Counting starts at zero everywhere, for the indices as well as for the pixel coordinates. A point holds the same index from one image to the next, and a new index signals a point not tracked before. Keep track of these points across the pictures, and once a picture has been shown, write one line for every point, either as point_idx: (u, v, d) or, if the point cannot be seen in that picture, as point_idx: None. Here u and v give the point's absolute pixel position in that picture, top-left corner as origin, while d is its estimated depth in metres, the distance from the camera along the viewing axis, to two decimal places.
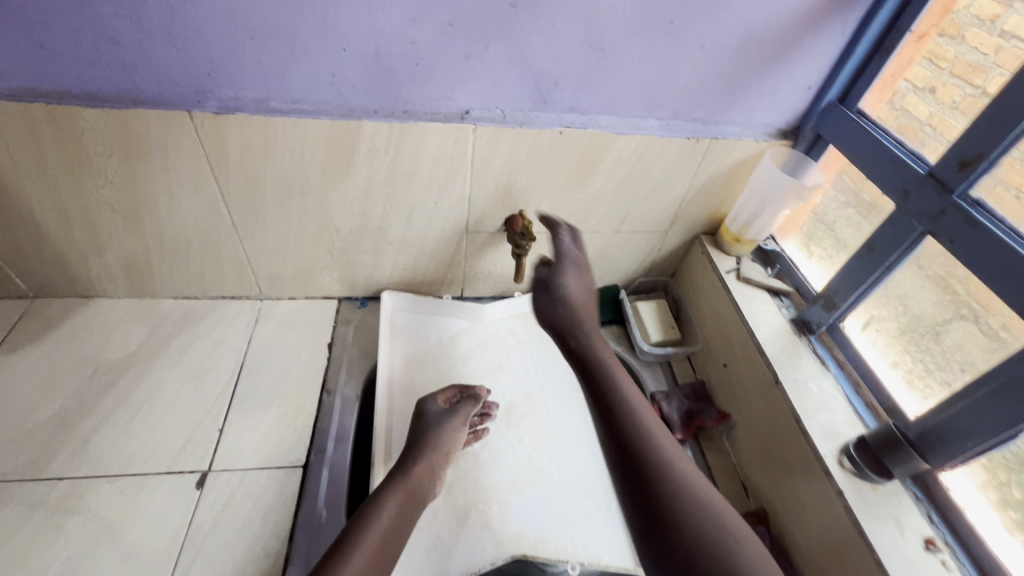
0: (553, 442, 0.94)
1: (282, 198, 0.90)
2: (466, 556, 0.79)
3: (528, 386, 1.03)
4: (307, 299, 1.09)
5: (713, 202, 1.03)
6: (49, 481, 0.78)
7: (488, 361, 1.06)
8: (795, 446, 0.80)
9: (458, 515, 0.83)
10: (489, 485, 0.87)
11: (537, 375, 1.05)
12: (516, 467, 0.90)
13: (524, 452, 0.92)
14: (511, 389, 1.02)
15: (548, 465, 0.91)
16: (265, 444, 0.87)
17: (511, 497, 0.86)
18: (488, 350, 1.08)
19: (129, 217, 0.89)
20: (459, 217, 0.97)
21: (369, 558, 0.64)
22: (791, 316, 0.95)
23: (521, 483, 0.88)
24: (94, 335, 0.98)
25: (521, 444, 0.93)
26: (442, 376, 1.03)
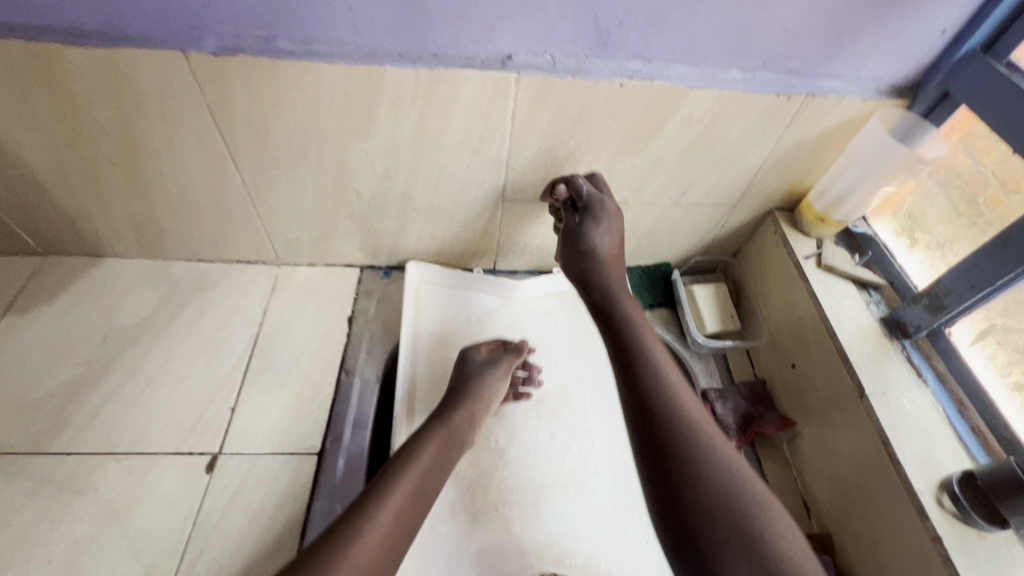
0: (590, 440, 0.84)
1: (295, 156, 0.79)
2: (489, 567, 0.71)
3: (565, 374, 0.92)
4: (327, 267, 1.00)
5: (796, 173, 0.86)
6: (57, 457, 0.75)
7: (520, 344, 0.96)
8: (881, 474, 0.67)
9: (482, 519, 0.75)
10: (518, 487, 0.79)
11: (573, 362, 0.94)
12: (547, 467, 0.81)
13: (557, 452, 0.83)
14: (544, 376, 0.91)
15: (583, 467, 0.82)
16: (279, 428, 0.81)
17: (542, 502, 0.78)
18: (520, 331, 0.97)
19: (132, 172, 0.81)
20: (495, 183, 0.85)
21: (396, 519, 0.58)
22: (881, 315, 0.80)
23: (553, 487, 0.79)
24: (105, 299, 0.92)
25: (553, 441, 0.84)
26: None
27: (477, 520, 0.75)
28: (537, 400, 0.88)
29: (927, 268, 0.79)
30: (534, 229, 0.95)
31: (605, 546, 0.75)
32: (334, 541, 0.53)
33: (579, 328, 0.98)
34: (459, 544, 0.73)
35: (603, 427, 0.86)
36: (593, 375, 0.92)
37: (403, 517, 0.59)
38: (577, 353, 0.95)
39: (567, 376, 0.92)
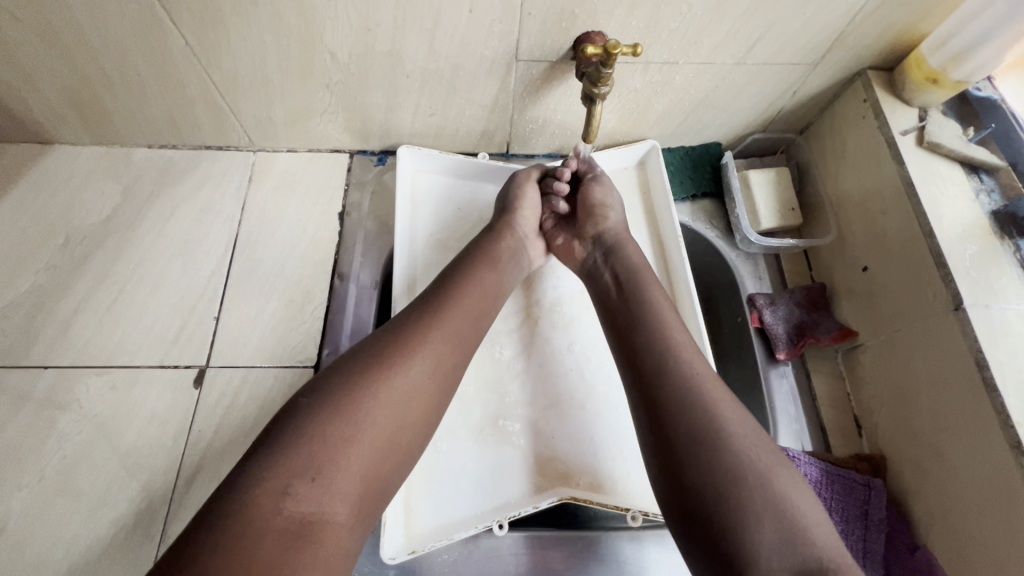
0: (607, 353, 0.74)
1: (242, 2, 0.60)
2: (500, 488, 0.65)
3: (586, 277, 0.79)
4: (311, 152, 0.85)
5: (910, 15, 0.64)
6: (34, 371, 0.69)
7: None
8: (968, 400, 0.57)
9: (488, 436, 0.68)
10: (525, 403, 0.71)
11: None
12: (561, 382, 0.72)
13: (568, 363, 0.73)
14: (563, 281, 0.79)
15: (597, 381, 0.72)
16: (269, 339, 0.73)
17: (551, 418, 0.70)
18: None
19: (42, 30, 0.63)
20: (506, 38, 0.65)
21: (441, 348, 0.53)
22: (992, 207, 0.64)
23: (565, 401, 0.71)
24: (60, 193, 0.80)
25: (572, 353, 0.74)
26: None
27: (482, 437, 0.68)
28: (547, 307, 0.77)
29: None
30: (556, 100, 0.76)
31: (624, 464, 0.67)
32: (369, 364, 0.49)
33: None
34: (459, 461, 0.66)
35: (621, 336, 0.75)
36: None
37: (449, 346, 0.54)
38: None
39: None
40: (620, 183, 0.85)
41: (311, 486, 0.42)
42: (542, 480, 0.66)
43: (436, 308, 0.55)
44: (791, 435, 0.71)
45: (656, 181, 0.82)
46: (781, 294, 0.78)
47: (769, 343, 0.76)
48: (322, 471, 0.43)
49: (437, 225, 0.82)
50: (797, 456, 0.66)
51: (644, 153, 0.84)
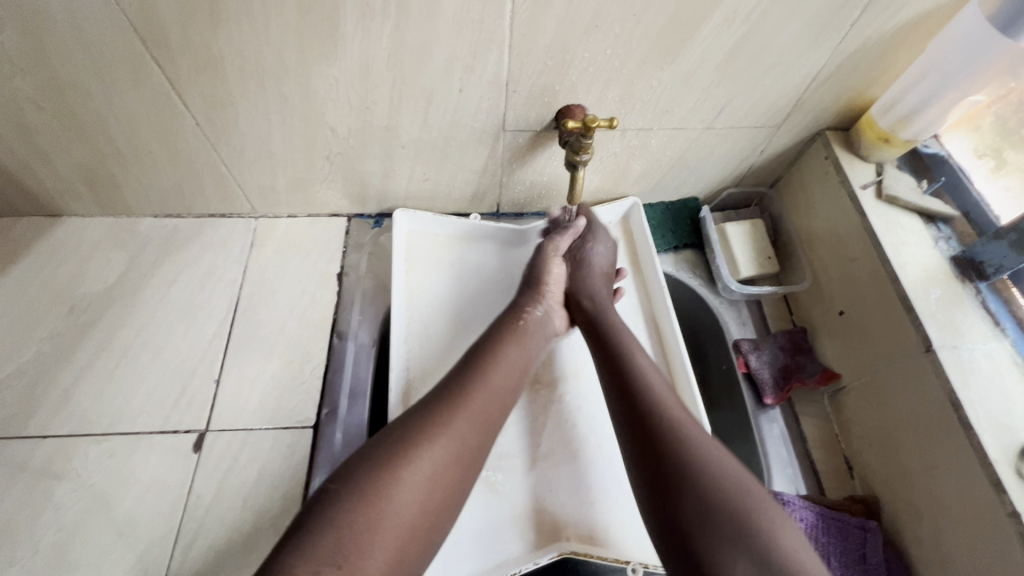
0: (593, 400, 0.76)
1: (252, 87, 0.66)
2: (498, 546, 0.65)
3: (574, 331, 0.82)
4: (310, 217, 0.89)
5: (859, 84, 0.71)
6: (32, 440, 0.69)
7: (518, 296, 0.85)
8: (948, 438, 0.59)
9: (479, 486, 0.69)
10: (515, 453, 0.72)
11: None
12: (552, 432, 0.74)
13: (553, 409, 0.75)
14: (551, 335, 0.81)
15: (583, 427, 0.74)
16: (269, 399, 0.74)
17: (542, 467, 0.71)
18: None
19: (64, 115, 0.68)
20: (493, 111, 0.71)
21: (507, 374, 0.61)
22: (952, 253, 0.69)
23: (552, 451, 0.72)
24: (68, 263, 0.83)
25: (564, 405, 0.76)
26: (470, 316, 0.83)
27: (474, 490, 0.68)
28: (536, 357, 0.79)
29: (1014, 195, 0.66)
30: (542, 164, 0.82)
31: (612, 511, 0.68)
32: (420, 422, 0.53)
33: None
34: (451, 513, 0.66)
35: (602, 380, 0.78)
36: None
37: (511, 371, 0.62)
38: None
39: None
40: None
41: (338, 571, 0.43)
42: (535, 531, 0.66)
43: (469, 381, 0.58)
44: (785, 480, 0.73)
45: (639, 234, 0.86)
46: (764, 339, 0.81)
47: (757, 387, 0.78)
48: (384, 532, 0.46)
49: (430, 284, 0.84)
50: (793, 501, 0.67)
51: (627, 208, 0.89)
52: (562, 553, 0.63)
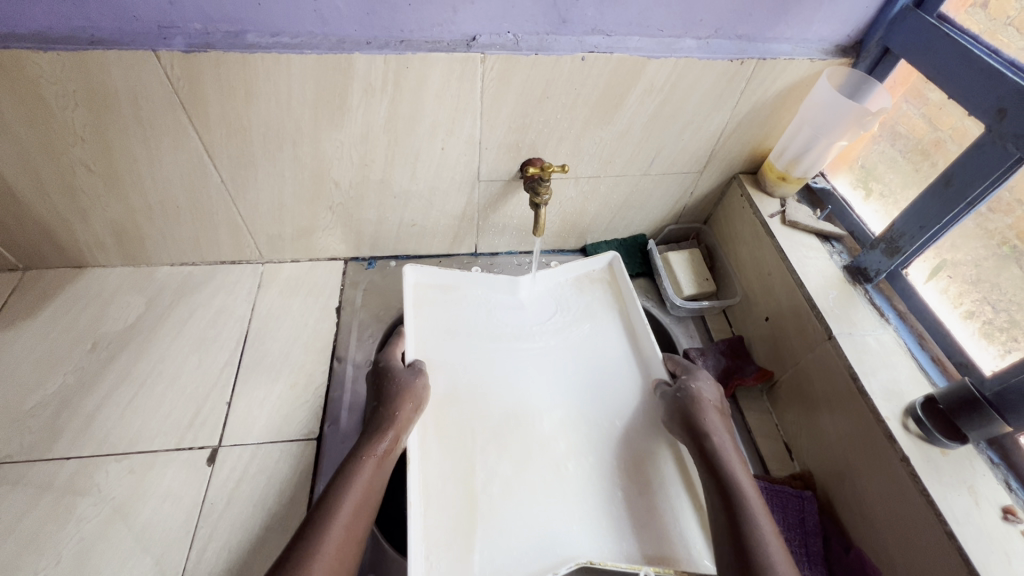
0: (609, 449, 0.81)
1: (272, 150, 0.81)
2: (507, 528, 0.73)
3: (560, 362, 0.91)
4: (311, 262, 1.02)
5: (756, 136, 0.91)
6: (55, 463, 0.76)
7: (509, 329, 0.93)
8: (860, 421, 0.70)
9: (483, 502, 0.75)
10: (511, 478, 0.78)
11: (568, 350, 0.92)
12: (567, 482, 0.78)
13: (559, 451, 0.82)
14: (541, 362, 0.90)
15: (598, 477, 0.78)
16: (276, 418, 0.83)
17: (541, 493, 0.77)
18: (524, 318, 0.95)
19: (109, 177, 0.81)
20: (470, 164, 0.87)
21: (342, 540, 0.61)
22: (844, 263, 0.85)
23: (569, 500, 0.77)
24: (90, 306, 0.92)
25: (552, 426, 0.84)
26: (481, 357, 0.89)
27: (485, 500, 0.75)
28: (525, 389, 0.88)
29: (881, 216, 0.84)
30: (512, 208, 0.98)
31: (625, 539, 0.73)
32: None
33: (579, 315, 0.97)
34: (454, 536, 0.70)
35: (605, 421, 0.84)
36: (591, 369, 0.90)
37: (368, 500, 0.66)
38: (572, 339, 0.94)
39: (601, 358, 0.91)
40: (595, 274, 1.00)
41: None
42: (538, 544, 0.72)
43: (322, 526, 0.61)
44: None
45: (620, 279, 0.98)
46: (708, 346, 0.95)
47: None
48: None
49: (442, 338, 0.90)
50: None
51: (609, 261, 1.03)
52: (578, 565, 0.67)
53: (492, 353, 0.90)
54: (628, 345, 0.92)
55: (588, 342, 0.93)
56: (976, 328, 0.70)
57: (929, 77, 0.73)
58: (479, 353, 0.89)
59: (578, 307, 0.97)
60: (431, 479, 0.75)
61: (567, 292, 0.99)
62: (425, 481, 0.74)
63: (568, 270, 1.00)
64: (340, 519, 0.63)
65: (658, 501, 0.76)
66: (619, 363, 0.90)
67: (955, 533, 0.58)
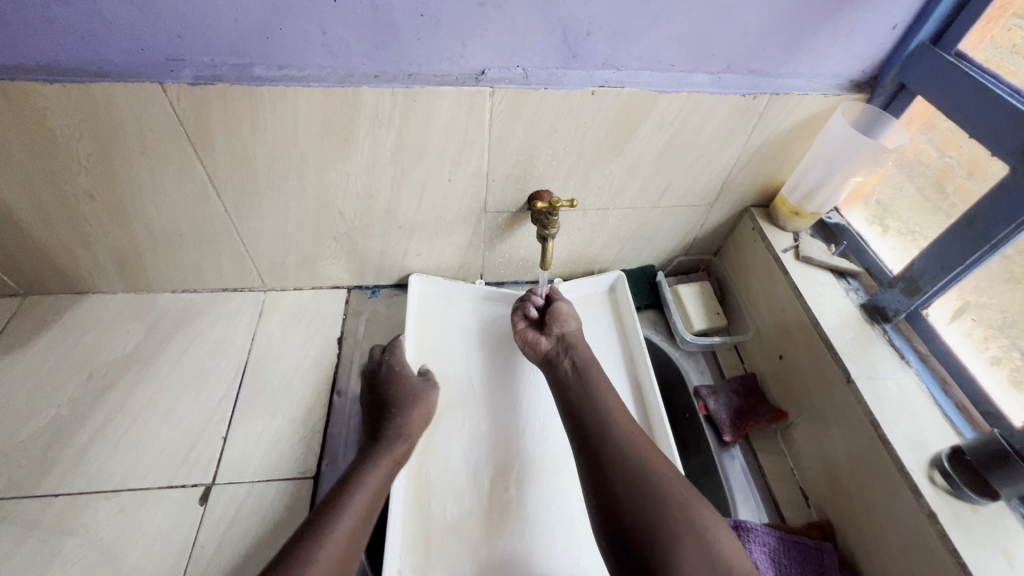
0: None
1: (276, 180, 0.80)
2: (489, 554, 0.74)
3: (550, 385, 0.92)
4: (314, 290, 1.00)
5: (768, 171, 0.89)
6: (44, 499, 0.73)
7: (505, 350, 0.95)
8: (876, 464, 0.68)
9: (468, 528, 0.76)
10: (497, 502, 0.79)
11: None
12: (562, 518, 0.78)
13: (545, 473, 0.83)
14: (531, 385, 0.92)
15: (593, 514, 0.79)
16: (272, 454, 0.80)
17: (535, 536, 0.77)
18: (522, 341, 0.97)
19: (112, 207, 0.80)
20: (476, 196, 0.86)
21: (367, 503, 0.67)
22: (860, 301, 0.82)
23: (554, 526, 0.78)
24: (89, 334, 0.91)
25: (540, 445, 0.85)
26: (477, 377, 0.92)
27: (470, 526, 0.76)
28: (524, 424, 0.87)
29: (899, 253, 0.81)
30: (519, 238, 0.96)
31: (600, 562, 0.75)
32: (316, 524, 0.63)
33: None
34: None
35: None
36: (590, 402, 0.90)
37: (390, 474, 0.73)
38: None
39: None
40: (593, 303, 1.02)
41: None
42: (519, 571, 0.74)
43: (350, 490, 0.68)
44: (750, 511, 0.80)
45: (622, 301, 1.00)
46: (720, 384, 0.92)
47: (717, 428, 0.88)
48: None
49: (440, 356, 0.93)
50: (754, 528, 0.73)
51: (611, 281, 1.04)
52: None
53: (488, 376, 0.92)
54: (627, 375, 0.94)
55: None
56: (1003, 375, 0.67)
57: (949, 115, 0.71)
58: (472, 390, 0.90)
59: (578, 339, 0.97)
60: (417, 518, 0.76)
61: None
62: (407, 525, 0.75)
63: (567, 290, 1.02)
64: (361, 496, 0.67)
65: None
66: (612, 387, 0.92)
67: None
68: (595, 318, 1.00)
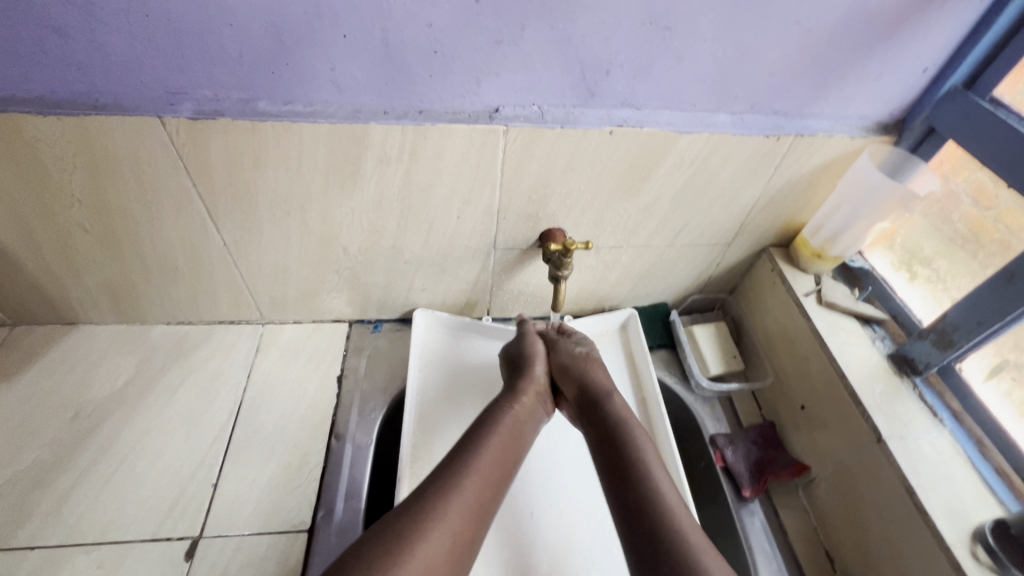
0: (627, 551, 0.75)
1: (278, 214, 0.76)
2: None
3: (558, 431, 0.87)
4: (314, 324, 0.96)
5: (789, 211, 0.86)
6: (19, 552, 0.68)
7: None
8: (916, 541, 0.63)
9: None
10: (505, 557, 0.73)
11: None
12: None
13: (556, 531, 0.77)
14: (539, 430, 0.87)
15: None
16: (265, 504, 0.75)
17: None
18: None
19: (106, 238, 0.77)
20: (486, 233, 0.83)
21: (486, 476, 0.59)
22: (888, 352, 0.78)
23: None
24: (76, 369, 0.87)
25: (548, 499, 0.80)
26: None
27: None
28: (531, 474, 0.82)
29: (929, 301, 0.78)
30: (529, 275, 0.92)
31: None
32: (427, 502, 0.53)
33: None
34: None
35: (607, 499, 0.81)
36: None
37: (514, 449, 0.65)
38: None
39: None
40: (605, 345, 0.98)
41: None
42: None
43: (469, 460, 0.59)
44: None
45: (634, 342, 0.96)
46: (738, 433, 0.87)
47: (735, 482, 0.83)
48: None
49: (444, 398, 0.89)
50: None
51: (623, 320, 1.01)
52: None
53: None
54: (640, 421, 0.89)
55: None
56: None
57: (984, 162, 0.68)
58: None
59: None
60: None
61: None
62: None
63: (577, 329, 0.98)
64: (500, 436, 0.64)
65: None
66: None
67: None
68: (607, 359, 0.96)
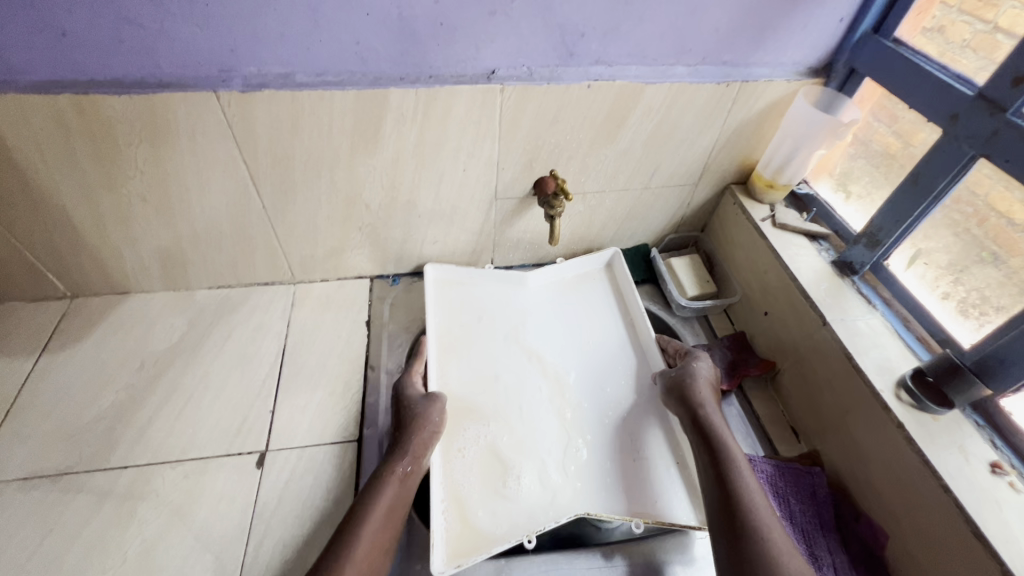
0: (625, 440, 0.91)
1: (311, 175, 0.89)
2: (521, 498, 0.83)
3: (560, 352, 1.02)
4: (340, 281, 1.09)
5: (744, 150, 1.01)
6: (114, 472, 0.80)
7: (518, 324, 1.05)
8: (857, 399, 0.78)
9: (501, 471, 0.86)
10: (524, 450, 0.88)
11: (571, 340, 1.04)
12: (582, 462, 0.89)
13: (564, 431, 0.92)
14: (544, 352, 1.02)
15: (612, 465, 0.88)
16: (317, 423, 0.88)
17: (564, 488, 0.85)
18: (535, 315, 1.07)
19: (161, 207, 0.89)
20: (488, 184, 0.96)
21: (378, 530, 0.70)
22: (832, 259, 0.94)
23: (580, 470, 0.88)
24: (136, 328, 0.99)
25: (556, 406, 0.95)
26: (495, 348, 1.01)
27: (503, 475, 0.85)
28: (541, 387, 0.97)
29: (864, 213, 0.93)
30: (526, 222, 1.06)
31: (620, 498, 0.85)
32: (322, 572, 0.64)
33: (580, 309, 1.08)
34: (483, 510, 0.81)
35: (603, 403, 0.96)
36: (603, 374, 1.00)
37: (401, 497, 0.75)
38: (576, 330, 1.05)
39: (594, 345, 1.04)
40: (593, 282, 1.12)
41: None
42: (549, 509, 0.83)
43: (357, 527, 0.69)
44: (748, 446, 0.92)
45: (619, 276, 1.10)
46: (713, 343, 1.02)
47: None
48: None
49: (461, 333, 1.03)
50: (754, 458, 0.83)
51: (609, 257, 1.14)
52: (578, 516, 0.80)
53: (505, 347, 1.01)
54: (629, 340, 1.04)
55: (595, 351, 1.03)
56: (953, 307, 0.79)
57: (892, 91, 0.83)
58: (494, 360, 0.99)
59: (585, 318, 1.07)
60: (453, 469, 0.85)
61: (575, 290, 1.11)
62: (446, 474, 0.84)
63: (570, 268, 1.12)
64: (388, 489, 0.74)
65: (647, 466, 0.88)
66: (616, 351, 1.03)
67: (950, 486, 0.65)
68: (597, 293, 1.11)
